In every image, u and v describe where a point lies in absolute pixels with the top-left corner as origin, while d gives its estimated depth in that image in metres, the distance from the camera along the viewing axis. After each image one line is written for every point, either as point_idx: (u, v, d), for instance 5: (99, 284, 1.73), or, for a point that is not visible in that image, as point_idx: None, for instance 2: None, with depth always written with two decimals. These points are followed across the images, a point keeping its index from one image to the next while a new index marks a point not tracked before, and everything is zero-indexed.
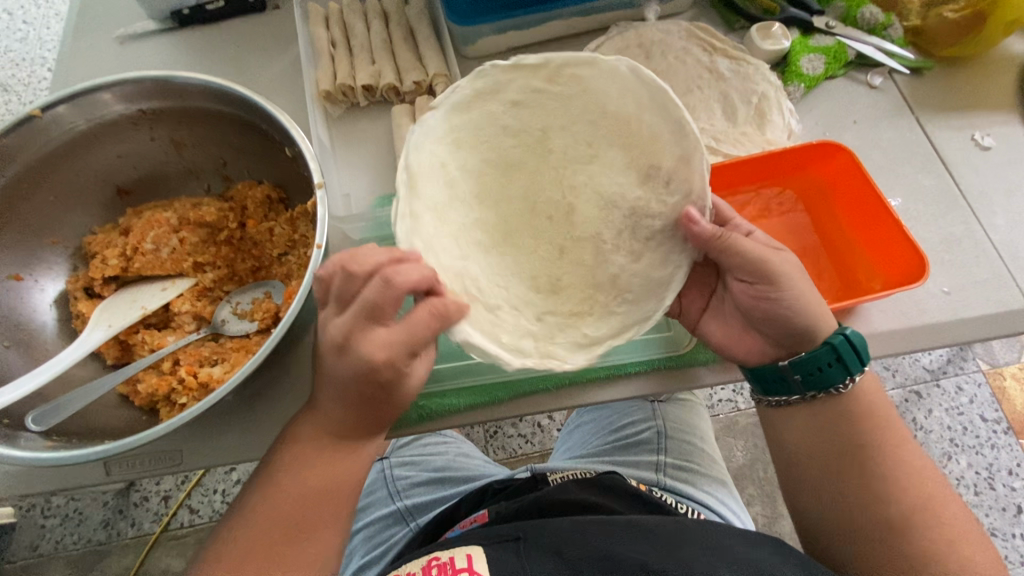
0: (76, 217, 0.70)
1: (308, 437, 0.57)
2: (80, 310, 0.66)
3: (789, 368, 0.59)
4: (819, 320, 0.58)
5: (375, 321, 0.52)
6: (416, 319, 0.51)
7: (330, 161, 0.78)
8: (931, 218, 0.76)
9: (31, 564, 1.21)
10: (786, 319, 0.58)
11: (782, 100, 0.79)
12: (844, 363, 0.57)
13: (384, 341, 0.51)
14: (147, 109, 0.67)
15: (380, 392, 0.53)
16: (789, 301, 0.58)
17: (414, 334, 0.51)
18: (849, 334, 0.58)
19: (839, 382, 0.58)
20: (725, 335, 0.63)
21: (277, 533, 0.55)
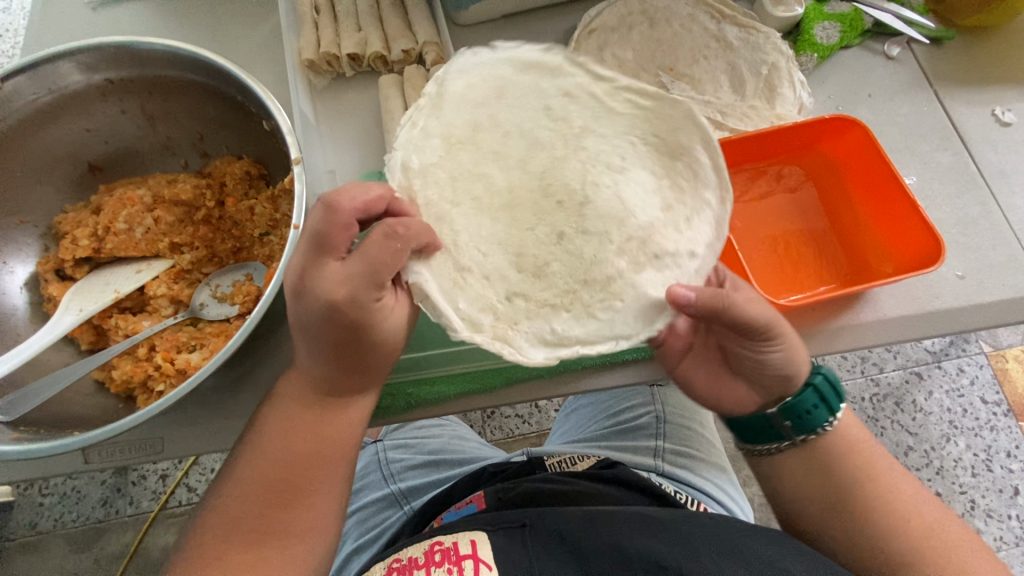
0: (45, 195, 0.66)
1: (292, 396, 0.55)
2: (51, 293, 0.63)
3: (779, 414, 0.58)
4: (801, 368, 0.57)
5: (327, 256, 0.50)
6: (371, 244, 0.49)
7: (314, 135, 0.74)
8: (948, 198, 0.72)
9: (31, 541, 1.21)
10: (774, 371, 0.56)
11: (793, 71, 0.74)
12: (826, 404, 0.58)
13: (339, 272, 0.49)
14: (114, 79, 0.63)
15: (353, 332, 0.50)
16: (783, 352, 0.55)
17: (373, 260, 0.48)
18: (826, 372, 0.59)
19: (825, 423, 0.58)
20: (710, 381, 0.61)
21: (264, 501, 0.53)
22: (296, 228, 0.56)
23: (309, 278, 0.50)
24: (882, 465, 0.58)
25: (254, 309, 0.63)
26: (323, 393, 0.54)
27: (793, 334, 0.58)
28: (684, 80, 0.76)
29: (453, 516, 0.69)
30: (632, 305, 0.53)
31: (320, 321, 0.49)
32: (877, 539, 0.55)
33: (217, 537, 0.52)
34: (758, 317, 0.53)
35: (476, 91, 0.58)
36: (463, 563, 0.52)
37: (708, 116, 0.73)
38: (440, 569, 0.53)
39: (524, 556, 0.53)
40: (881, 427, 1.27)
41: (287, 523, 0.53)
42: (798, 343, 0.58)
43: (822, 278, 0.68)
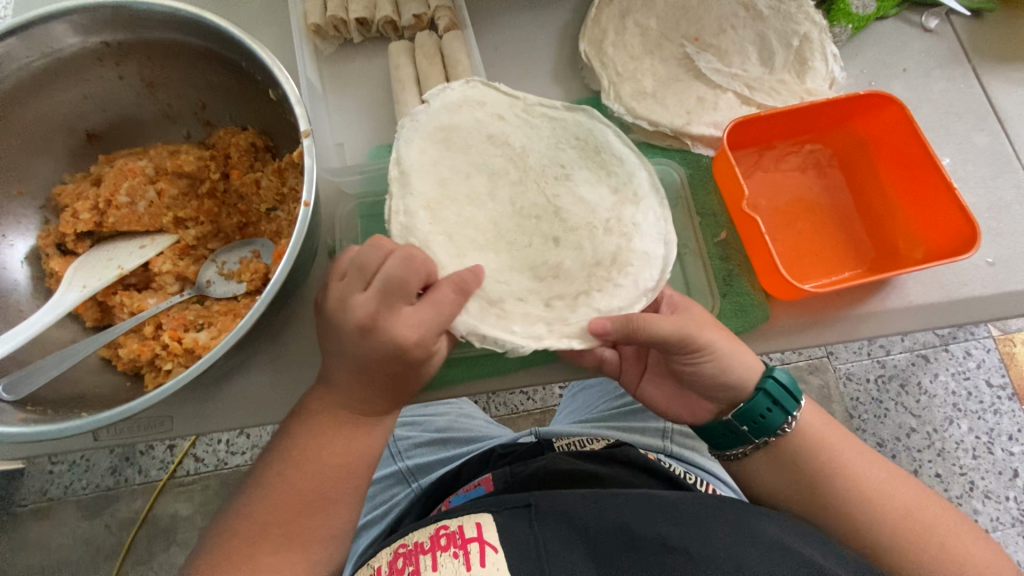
0: (41, 165, 0.64)
1: (322, 416, 0.53)
2: (53, 268, 0.61)
3: (734, 420, 0.56)
4: (746, 376, 0.55)
5: (399, 301, 0.50)
6: (439, 296, 0.51)
7: (321, 105, 0.71)
8: (981, 179, 0.69)
9: (42, 507, 1.23)
10: (718, 381, 0.54)
11: (826, 43, 0.69)
12: (781, 405, 0.56)
13: (415, 319, 0.50)
14: (111, 41, 0.60)
15: (413, 371, 0.51)
16: (716, 363, 0.54)
17: (442, 308, 0.51)
18: (778, 375, 0.55)
19: (782, 425, 0.56)
20: (666, 393, 0.60)
21: (294, 509, 0.53)
22: (307, 205, 0.53)
23: (378, 317, 0.50)
24: (864, 470, 0.56)
25: (262, 288, 0.61)
26: (354, 411, 0.53)
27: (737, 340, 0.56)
28: (710, 51, 0.72)
29: (461, 498, 0.68)
30: (642, 267, 0.57)
31: (392, 363, 0.50)
32: (875, 540, 0.54)
33: (242, 543, 0.52)
34: (675, 336, 0.52)
35: (449, 122, 0.63)
36: (468, 546, 0.50)
37: (735, 89, 0.70)
38: (445, 554, 0.50)
39: (529, 536, 0.51)
40: (884, 408, 1.27)
41: (314, 529, 0.54)
42: (742, 347, 0.56)
43: (846, 263, 0.65)
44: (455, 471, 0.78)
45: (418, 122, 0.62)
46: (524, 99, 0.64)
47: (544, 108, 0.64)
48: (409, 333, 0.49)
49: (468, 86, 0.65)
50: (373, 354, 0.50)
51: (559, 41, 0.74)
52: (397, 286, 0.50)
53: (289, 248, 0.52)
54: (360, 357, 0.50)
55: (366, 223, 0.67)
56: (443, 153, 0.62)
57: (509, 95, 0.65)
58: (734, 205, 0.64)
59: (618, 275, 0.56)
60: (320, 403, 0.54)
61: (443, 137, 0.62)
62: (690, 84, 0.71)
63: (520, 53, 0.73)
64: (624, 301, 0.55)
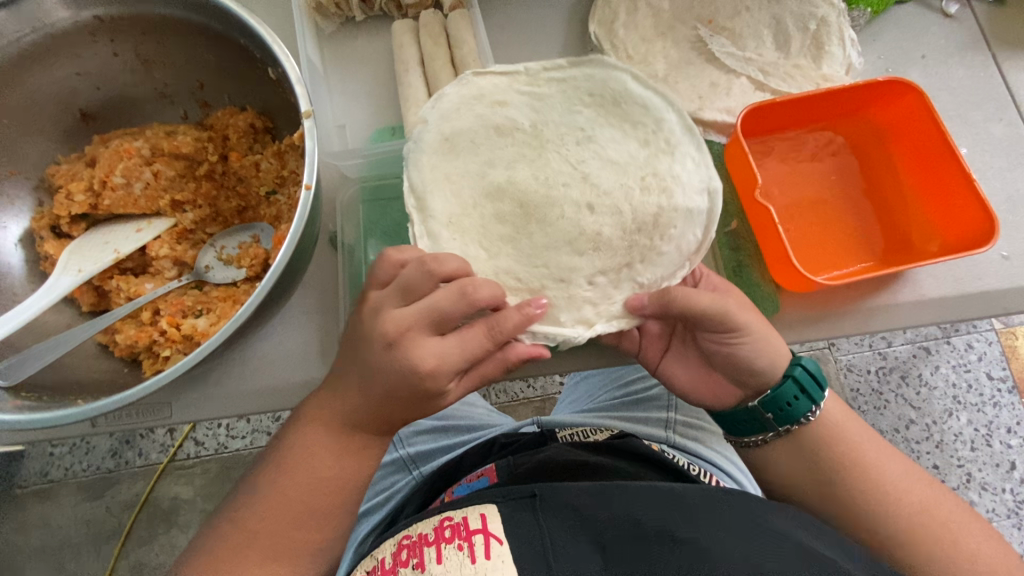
0: (34, 145, 0.62)
1: (316, 428, 0.52)
2: (47, 252, 0.60)
3: (760, 407, 0.56)
4: (779, 360, 0.55)
5: (432, 328, 0.49)
6: (472, 335, 0.49)
7: (322, 86, 0.69)
8: (998, 170, 0.67)
9: (43, 489, 1.23)
10: (750, 363, 0.54)
11: (844, 27, 0.67)
12: (808, 394, 0.55)
13: (438, 351, 0.48)
14: (104, 16, 0.58)
15: (423, 404, 0.50)
16: (751, 345, 0.54)
17: (471, 350, 0.48)
18: (806, 363, 0.55)
19: (805, 414, 0.56)
20: (690, 375, 0.59)
21: (285, 519, 0.53)
22: (307, 188, 0.52)
23: (402, 335, 0.49)
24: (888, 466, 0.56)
25: (262, 274, 0.60)
26: (348, 430, 0.52)
27: (770, 327, 0.56)
28: (723, 34, 0.70)
29: (464, 489, 0.67)
30: (685, 227, 0.55)
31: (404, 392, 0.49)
32: (885, 535, 0.54)
33: (234, 548, 0.52)
34: (712, 311, 0.52)
35: (452, 119, 0.59)
36: (473, 538, 0.50)
37: (748, 74, 0.68)
38: (450, 546, 0.50)
39: (535, 528, 0.50)
40: (884, 399, 1.27)
41: (300, 542, 0.54)
42: (775, 334, 0.56)
43: (859, 255, 0.64)
44: (457, 460, 0.77)
45: (423, 138, 0.58)
46: (524, 73, 0.60)
47: (547, 72, 0.60)
48: (428, 365, 0.48)
49: (462, 85, 0.60)
50: (387, 378, 0.49)
51: (568, 21, 0.71)
52: (438, 314, 0.49)
53: (288, 235, 0.51)
54: (374, 376, 0.49)
55: (368, 208, 0.66)
56: (445, 161, 0.58)
57: (508, 74, 0.60)
58: (746, 194, 0.62)
59: (659, 244, 0.54)
60: (315, 415, 0.53)
61: (446, 146, 0.58)
62: (702, 69, 0.69)
63: (527, 34, 0.71)
64: (668, 273, 0.55)
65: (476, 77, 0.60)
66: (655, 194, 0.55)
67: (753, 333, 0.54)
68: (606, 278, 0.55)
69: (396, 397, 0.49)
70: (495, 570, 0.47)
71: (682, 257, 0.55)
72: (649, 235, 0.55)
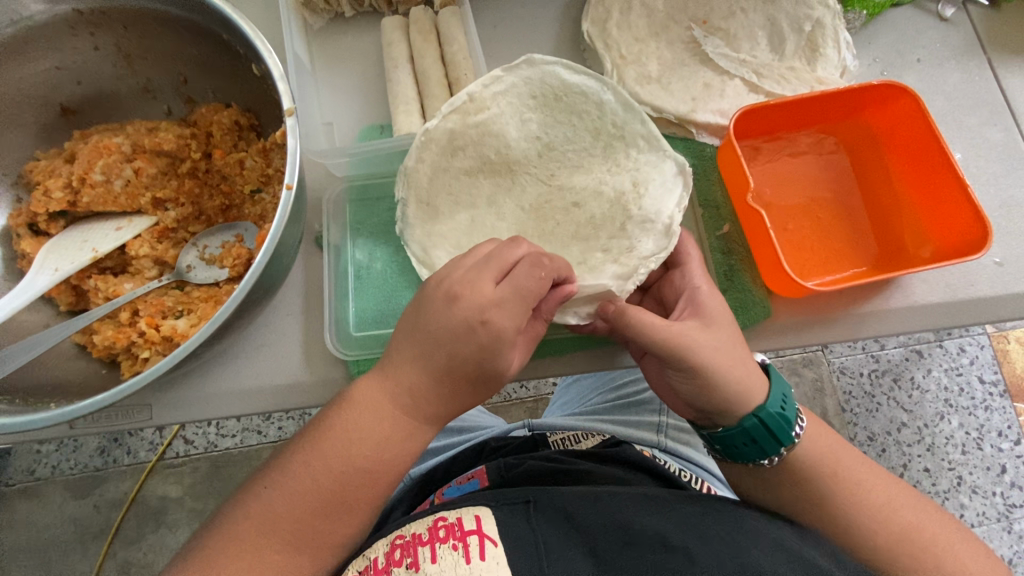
0: (12, 139, 0.60)
1: (372, 410, 0.48)
2: (24, 250, 0.59)
3: (710, 439, 0.55)
4: (736, 408, 0.52)
5: (491, 273, 0.47)
6: (521, 275, 0.47)
7: (309, 83, 0.67)
8: (992, 176, 0.67)
9: (29, 487, 1.21)
10: (697, 400, 0.53)
11: (839, 30, 0.66)
12: (761, 444, 0.53)
13: (495, 293, 0.46)
14: (84, 8, 0.56)
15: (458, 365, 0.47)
16: (702, 385, 0.51)
17: (523, 288, 0.47)
18: (764, 417, 0.52)
19: (758, 460, 0.54)
20: (657, 380, 0.59)
21: (312, 508, 0.47)
22: (288, 188, 0.50)
23: (464, 286, 0.47)
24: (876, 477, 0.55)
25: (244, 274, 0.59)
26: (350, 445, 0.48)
27: (748, 368, 0.53)
28: (717, 34, 0.69)
29: (455, 491, 0.66)
30: (659, 177, 0.58)
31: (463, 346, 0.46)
32: (881, 554, 0.52)
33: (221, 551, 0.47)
34: (660, 344, 0.50)
35: (421, 162, 0.60)
36: (467, 538, 0.48)
37: (742, 76, 0.67)
38: (445, 546, 0.48)
39: (529, 532, 0.49)
40: (876, 402, 1.26)
41: (331, 535, 0.48)
42: (750, 381, 0.52)
43: (852, 260, 0.63)
44: (447, 463, 0.76)
45: (406, 215, 0.60)
46: (471, 101, 0.60)
47: (488, 89, 0.61)
48: (490, 310, 0.46)
49: (421, 148, 0.59)
50: (450, 326, 0.46)
51: (560, 19, 0.70)
52: (497, 260, 0.48)
53: (270, 234, 0.50)
54: (437, 330, 0.47)
55: (356, 208, 0.66)
56: (435, 223, 0.61)
57: (460, 111, 0.60)
58: (739, 197, 0.62)
59: (646, 193, 0.58)
60: (370, 399, 0.49)
61: (429, 211, 0.61)
62: (696, 70, 0.68)
63: (519, 32, 0.70)
64: (669, 207, 0.57)
65: (432, 130, 0.59)
66: (623, 180, 0.59)
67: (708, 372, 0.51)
68: (609, 253, 0.57)
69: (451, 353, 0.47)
70: (490, 571, 0.46)
71: (673, 189, 0.58)
72: (635, 210, 0.57)
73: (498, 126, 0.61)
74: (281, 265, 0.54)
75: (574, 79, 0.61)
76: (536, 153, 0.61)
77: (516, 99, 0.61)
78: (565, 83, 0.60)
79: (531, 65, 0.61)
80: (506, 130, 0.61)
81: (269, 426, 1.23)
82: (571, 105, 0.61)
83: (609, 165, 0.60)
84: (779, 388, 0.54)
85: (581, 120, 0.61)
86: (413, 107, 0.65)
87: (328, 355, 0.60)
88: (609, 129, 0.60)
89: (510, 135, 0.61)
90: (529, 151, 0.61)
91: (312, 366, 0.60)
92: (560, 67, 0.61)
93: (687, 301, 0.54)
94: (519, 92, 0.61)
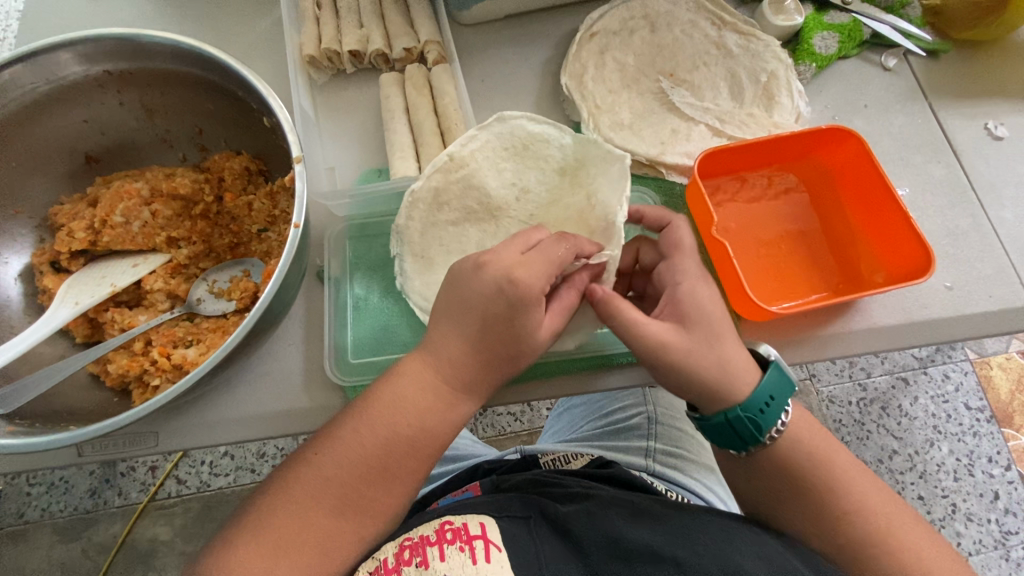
0: (40, 185, 0.66)
1: (415, 381, 0.52)
2: (46, 285, 0.63)
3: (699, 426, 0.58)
4: (713, 398, 0.55)
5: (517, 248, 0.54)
6: (550, 247, 0.53)
7: (314, 132, 0.74)
8: (938, 209, 0.73)
9: (18, 531, 1.21)
10: (678, 387, 0.55)
11: (792, 80, 0.74)
12: (733, 437, 0.56)
13: (521, 260, 0.52)
14: (113, 69, 0.62)
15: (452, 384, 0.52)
16: (683, 376, 0.54)
17: (551, 256, 0.53)
18: (736, 415, 0.54)
19: (735, 450, 0.57)
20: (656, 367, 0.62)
21: (357, 473, 0.50)
22: (296, 227, 0.56)
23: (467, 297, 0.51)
24: None
25: (251, 306, 0.63)
26: (349, 465, 0.50)
27: (735, 366, 0.55)
28: (684, 85, 0.77)
29: (448, 500, 0.70)
30: (607, 181, 0.63)
31: (457, 351, 0.52)
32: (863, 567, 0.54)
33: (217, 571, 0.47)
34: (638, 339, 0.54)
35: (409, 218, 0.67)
36: (473, 542, 0.50)
37: (706, 122, 0.74)
38: (452, 546, 0.50)
39: (530, 544, 0.52)
40: (867, 430, 1.29)
41: (377, 502, 0.51)
42: (730, 377, 0.54)
43: (814, 285, 0.69)
44: (440, 487, 0.78)
45: (404, 268, 0.68)
46: (451, 162, 0.67)
47: (465, 149, 0.67)
48: (515, 270, 0.51)
49: (410, 208, 0.66)
50: (483, 297, 0.51)
51: (542, 73, 0.78)
52: (525, 238, 0.55)
53: (278, 268, 0.54)
54: (470, 297, 0.52)
55: (355, 244, 0.71)
56: (431, 273, 0.68)
57: (443, 171, 0.67)
58: (704, 231, 0.67)
59: (598, 200, 0.64)
60: (415, 372, 0.52)
61: (424, 263, 0.68)
62: (664, 117, 0.75)
63: (505, 84, 0.77)
64: (613, 201, 0.61)
65: (418, 191, 0.66)
66: (581, 197, 0.66)
67: (685, 364, 0.54)
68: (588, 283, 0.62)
69: (479, 325, 0.51)
70: (495, 573, 0.48)
71: (618, 185, 0.62)
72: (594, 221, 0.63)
73: (478, 177, 0.68)
74: (286, 295, 0.59)
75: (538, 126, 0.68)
76: (515, 198, 0.69)
77: (493, 154, 0.68)
78: (530, 132, 0.68)
79: (506, 122, 0.68)
80: (486, 181, 0.68)
81: (263, 464, 1.24)
82: (537, 152, 0.68)
83: (574, 191, 0.67)
84: (766, 388, 0.55)
85: (548, 163, 0.69)
86: (409, 153, 0.72)
87: (327, 381, 0.64)
88: (573, 168, 0.68)
89: (490, 184, 0.68)
90: (508, 198, 0.69)
91: (311, 393, 0.63)
92: (525, 120, 0.68)
93: (669, 296, 0.57)
94: (492, 146, 0.68)
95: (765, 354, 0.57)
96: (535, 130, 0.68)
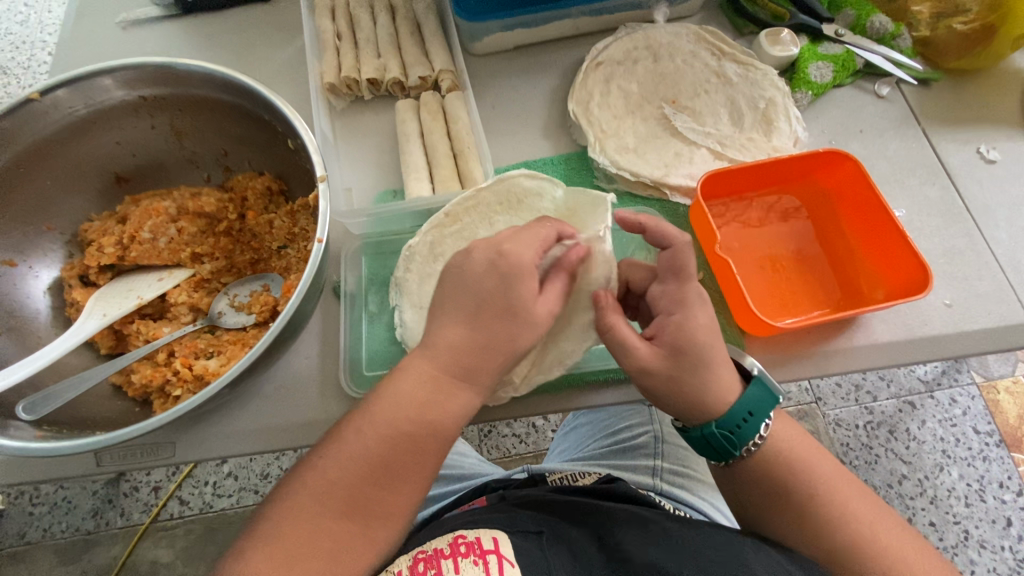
0: (71, 203, 0.69)
1: (402, 385, 0.53)
2: (74, 298, 0.66)
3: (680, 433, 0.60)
4: (696, 416, 0.56)
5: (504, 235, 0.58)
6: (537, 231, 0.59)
7: (333, 154, 0.77)
8: (935, 230, 0.75)
9: (19, 552, 1.20)
10: (658, 402, 0.57)
11: (789, 107, 0.77)
12: (715, 449, 0.57)
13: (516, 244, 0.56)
14: (148, 95, 0.66)
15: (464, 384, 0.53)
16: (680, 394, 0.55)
17: (531, 238, 0.57)
18: (718, 428, 0.55)
19: (715, 459, 0.58)
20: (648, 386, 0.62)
21: (358, 483, 0.51)
22: (319, 242, 0.58)
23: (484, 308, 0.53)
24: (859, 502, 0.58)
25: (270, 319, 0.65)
26: (363, 473, 0.51)
27: (719, 388, 0.55)
28: (685, 111, 0.81)
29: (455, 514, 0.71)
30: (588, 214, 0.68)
31: (472, 360, 0.53)
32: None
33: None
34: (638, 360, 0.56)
35: (404, 273, 0.69)
36: (486, 556, 0.52)
37: (708, 146, 0.77)
38: (466, 560, 0.52)
39: (541, 558, 0.52)
40: (874, 454, 1.29)
41: (385, 504, 0.51)
42: (707, 400, 0.55)
43: (816, 302, 0.71)
44: (449, 503, 0.79)
45: (405, 318, 0.68)
46: (446, 219, 0.70)
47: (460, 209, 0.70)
48: (504, 245, 0.56)
49: (407, 261, 0.70)
50: (478, 278, 0.55)
51: (550, 100, 0.82)
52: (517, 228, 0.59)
53: (301, 282, 0.57)
54: (467, 282, 0.55)
55: (370, 261, 0.73)
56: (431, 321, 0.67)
57: (438, 227, 0.70)
58: (707, 248, 0.70)
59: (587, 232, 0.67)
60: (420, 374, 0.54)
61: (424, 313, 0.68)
62: (667, 141, 0.78)
63: (515, 110, 0.81)
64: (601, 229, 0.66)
65: (414, 247, 0.70)
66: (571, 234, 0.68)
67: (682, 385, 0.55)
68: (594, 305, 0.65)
69: (481, 322, 0.54)
70: None
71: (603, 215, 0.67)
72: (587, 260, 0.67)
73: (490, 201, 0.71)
74: (306, 307, 0.61)
75: (531, 182, 0.71)
76: None
77: (485, 208, 0.71)
78: (525, 187, 0.71)
79: (507, 181, 0.70)
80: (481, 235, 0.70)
81: (266, 484, 1.24)
82: (530, 206, 0.71)
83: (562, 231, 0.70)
84: (747, 402, 0.56)
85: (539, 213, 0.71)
86: (423, 174, 0.75)
87: (341, 394, 0.65)
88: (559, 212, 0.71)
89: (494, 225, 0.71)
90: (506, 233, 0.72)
91: (325, 405, 0.65)
92: (521, 177, 0.70)
93: (662, 322, 0.57)
94: (487, 204, 0.71)
95: (749, 368, 0.59)
96: (531, 177, 0.71)
